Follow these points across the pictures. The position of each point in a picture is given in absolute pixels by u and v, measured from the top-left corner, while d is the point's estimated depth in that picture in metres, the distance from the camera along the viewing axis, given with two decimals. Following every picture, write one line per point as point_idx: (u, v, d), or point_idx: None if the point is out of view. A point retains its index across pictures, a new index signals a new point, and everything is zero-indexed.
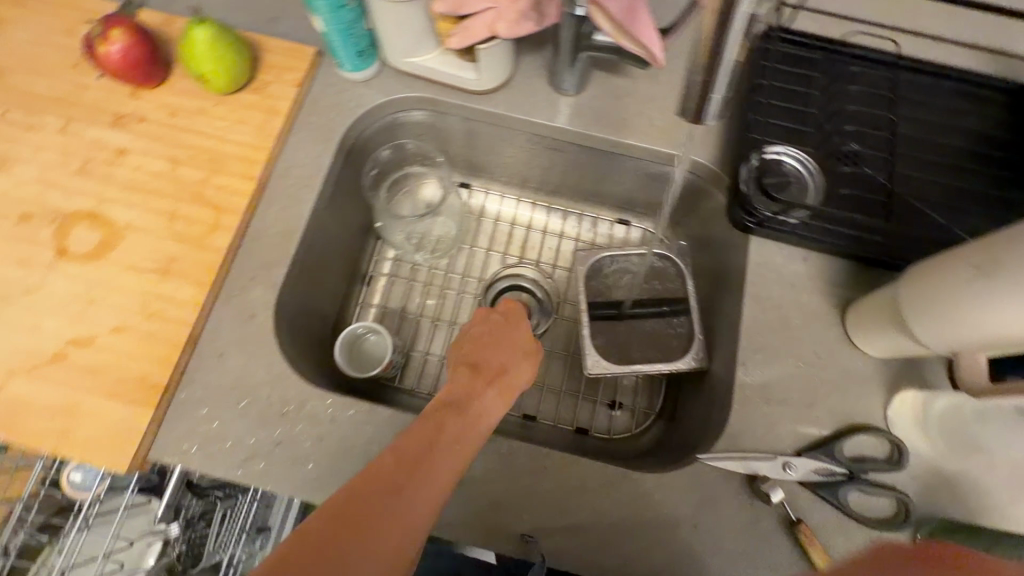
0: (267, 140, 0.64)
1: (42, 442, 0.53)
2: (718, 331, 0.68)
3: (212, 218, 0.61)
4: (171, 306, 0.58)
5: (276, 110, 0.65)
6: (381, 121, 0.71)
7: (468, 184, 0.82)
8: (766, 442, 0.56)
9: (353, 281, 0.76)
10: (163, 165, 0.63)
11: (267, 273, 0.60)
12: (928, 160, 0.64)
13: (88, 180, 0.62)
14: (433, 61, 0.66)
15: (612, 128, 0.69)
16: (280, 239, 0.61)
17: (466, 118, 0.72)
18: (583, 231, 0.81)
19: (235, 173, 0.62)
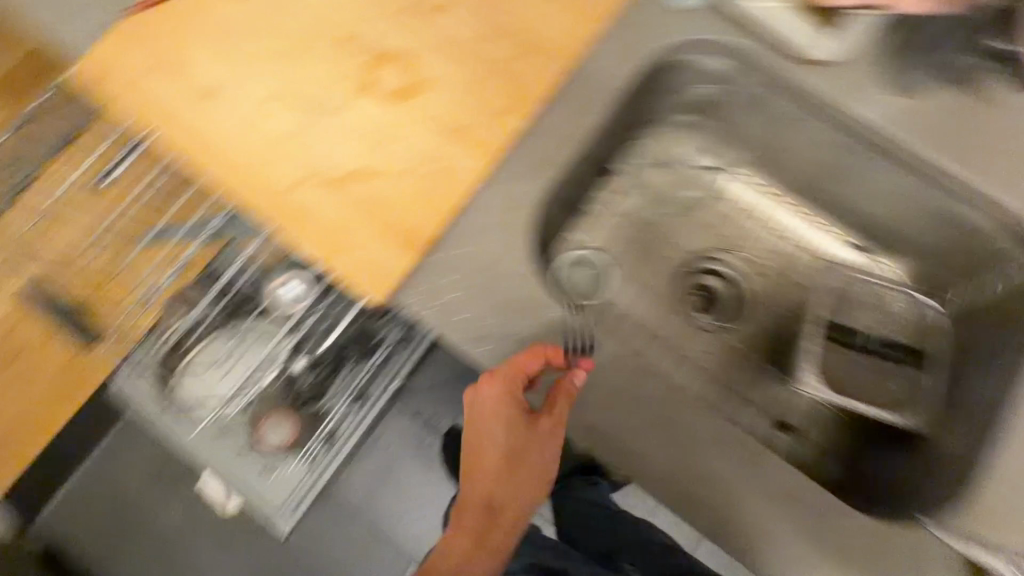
0: (569, 44, 0.68)
1: (323, 252, 0.61)
2: (965, 413, 0.63)
3: (517, 95, 0.66)
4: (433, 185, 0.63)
5: (572, 35, 0.68)
6: (690, 69, 0.71)
7: (722, 168, 0.81)
8: (986, 522, 0.55)
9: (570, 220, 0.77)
10: (479, 31, 0.68)
11: (530, 178, 0.64)
12: None
13: (416, 26, 0.68)
14: (790, 19, 0.66)
15: (942, 136, 0.64)
16: (548, 156, 0.65)
17: (792, 100, 0.69)
18: (807, 243, 0.80)
19: (528, 71, 0.67)
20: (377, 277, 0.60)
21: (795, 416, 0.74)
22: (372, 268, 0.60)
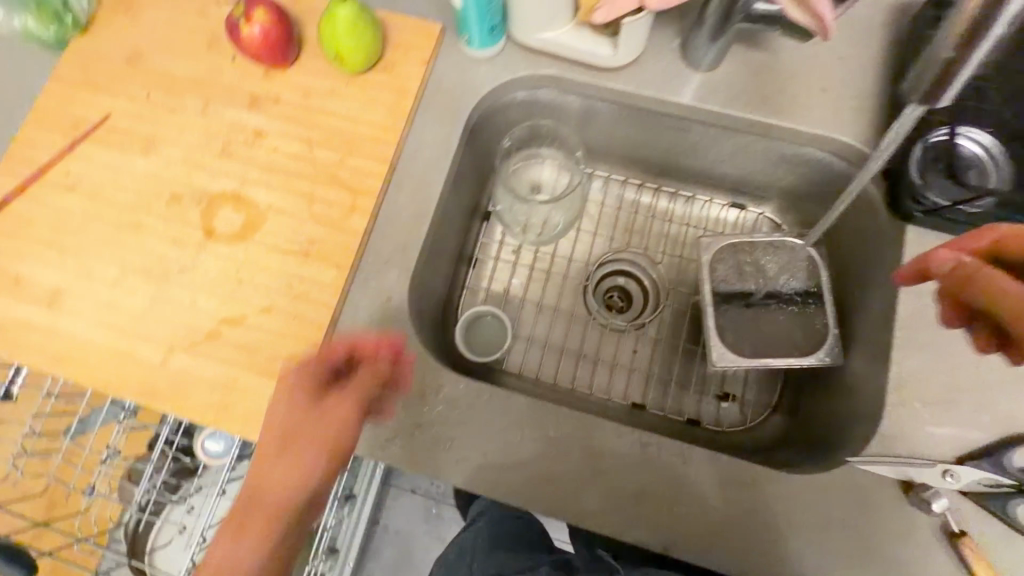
0: (398, 120, 0.68)
1: (202, 415, 0.60)
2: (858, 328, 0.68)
3: (349, 200, 0.66)
4: (324, 207, 0.66)
5: (406, 89, 0.69)
6: (501, 100, 0.72)
7: (587, 168, 0.82)
8: (918, 446, 0.58)
9: (460, 263, 0.79)
10: (299, 147, 0.68)
11: (401, 256, 0.65)
12: None
13: (233, 163, 0.68)
14: (565, 36, 0.66)
15: (766, 109, 0.66)
16: (412, 221, 0.65)
17: (613, 103, 0.71)
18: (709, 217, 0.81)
19: (369, 155, 0.67)
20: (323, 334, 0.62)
21: (727, 386, 0.78)
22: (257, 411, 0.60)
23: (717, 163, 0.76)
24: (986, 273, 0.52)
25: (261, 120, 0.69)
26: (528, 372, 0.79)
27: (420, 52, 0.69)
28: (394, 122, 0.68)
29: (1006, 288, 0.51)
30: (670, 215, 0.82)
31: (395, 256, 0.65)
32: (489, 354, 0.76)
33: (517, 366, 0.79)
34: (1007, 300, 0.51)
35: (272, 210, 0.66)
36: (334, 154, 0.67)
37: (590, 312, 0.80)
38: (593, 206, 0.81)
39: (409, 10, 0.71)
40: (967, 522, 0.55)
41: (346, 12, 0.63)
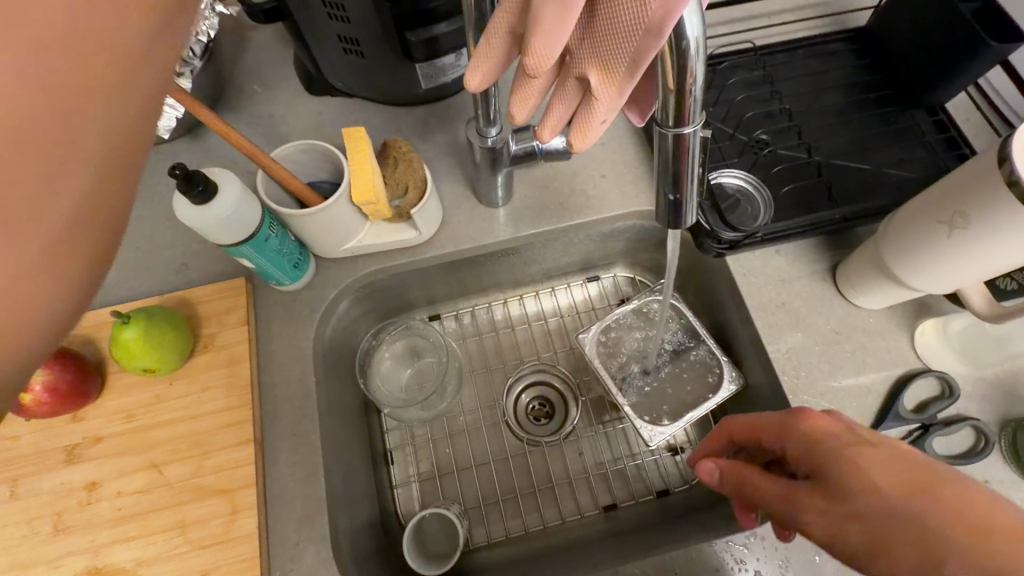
0: (244, 394, 0.59)
1: None
2: (738, 348, 0.70)
3: (228, 505, 0.54)
4: (222, 526, 0.54)
5: (238, 357, 0.60)
6: (316, 295, 0.65)
7: (438, 314, 0.85)
8: None
9: (377, 465, 0.75)
10: (146, 475, 0.56)
11: (311, 525, 0.56)
12: (825, 124, 0.68)
13: (70, 536, 0.53)
14: (368, 235, 0.64)
15: (556, 215, 0.70)
16: (306, 477, 0.57)
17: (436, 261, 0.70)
18: (565, 303, 0.86)
19: (228, 444, 0.57)
20: None
21: (672, 439, 0.77)
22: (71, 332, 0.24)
23: (553, 263, 0.82)
24: (784, 499, 0.41)
25: (94, 468, 0.56)
26: (500, 540, 0.74)
27: (234, 313, 0.62)
28: (242, 402, 0.59)
29: (789, 510, 0.41)
30: (544, 315, 0.86)
31: (302, 527, 0.56)
32: (446, 558, 0.65)
33: (485, 539, 0.74)
34: (846, 525, 0.37)
35: (143, 564, 0.52)
36: (186, 465, 0.56)
37: (520, 440, 0.79)
38: (467, 340, 0.84)
39: (172, 255, 0.66)
40: None
41: (136, 329, 0.55)
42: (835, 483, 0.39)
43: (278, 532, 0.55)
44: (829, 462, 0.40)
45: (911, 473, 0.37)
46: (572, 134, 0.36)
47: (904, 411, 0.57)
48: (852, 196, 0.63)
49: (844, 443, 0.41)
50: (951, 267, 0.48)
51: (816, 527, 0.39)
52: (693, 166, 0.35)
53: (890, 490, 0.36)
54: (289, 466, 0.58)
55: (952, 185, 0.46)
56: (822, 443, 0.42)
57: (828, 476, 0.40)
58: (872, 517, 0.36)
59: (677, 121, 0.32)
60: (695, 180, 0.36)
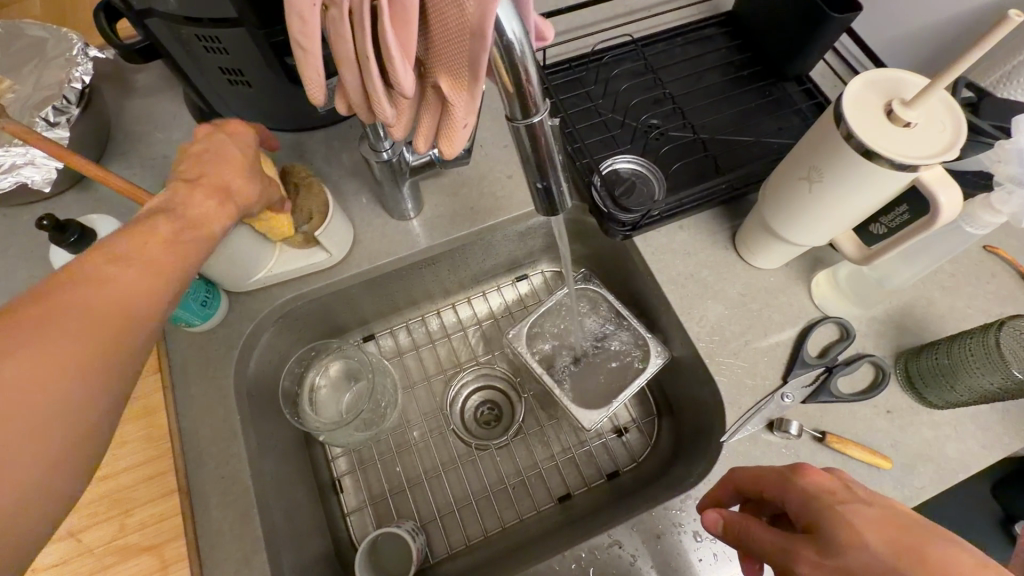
0: (164, 443, 0.56)
1: None
2: (660, 324, 0.73)
3: (156, 560, 0.52)
4: None
5: (153, 406, 0.58)
6: (233, 331, 0.64)
7: (372, 334, 0.84)
8: (758, 386, 0.62)
9: (325, 495, 0.74)
10: (63, 546, 0.52)
11: (250, 566, 0.54)
12: (707, 103, 0.72)
13: None
14: (278, 263, 0.63)
15: (470, 221, 0.72)
16: (240, 519, 0.56)
17: (356, 280, 0.70)
18: (497, 305, 0.87)
19: (150, 499, 0.54)
20: None
21: (616, 420, 0.80)
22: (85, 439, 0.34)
23: (478, 267, 0.83)
24: (784, 553, 0.41)
25: None
26: (460, 548, 0.73)
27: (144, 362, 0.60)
28: (162, 451, 0.56)
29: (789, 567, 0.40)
30: (479, 319, 0.86)
31: (241, 568, 0.54)
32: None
33: (446, 550, 0.73)
34: None
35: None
36: (106, 528, 0.53)
37: (469, 446, 0.79)
38: (405, 356, 0.84)
39: None
40: (825, 422, 0.59)
41: None
42: (836, 541, 0.39)
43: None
44: (828, 519, 0.40)
45: (900, 538, 0.38)
46: (442, 143, 0.36)
47: (807, 358, 0.61)
48: (737, 166, 0.67)
49: (835, 500, 0.41)
50: (820, 219, 0.52)
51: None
52: (552, 152, 0.37)
53: (882, 550, 0.37)
54: (222, 510, 0.56)
55: (805, 146, 0.50)
56: (819, 498, 0.42)
57: (827, 533, 0.39)
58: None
59: (524, 112, 0.33)
60: (558, 165, 0.38)
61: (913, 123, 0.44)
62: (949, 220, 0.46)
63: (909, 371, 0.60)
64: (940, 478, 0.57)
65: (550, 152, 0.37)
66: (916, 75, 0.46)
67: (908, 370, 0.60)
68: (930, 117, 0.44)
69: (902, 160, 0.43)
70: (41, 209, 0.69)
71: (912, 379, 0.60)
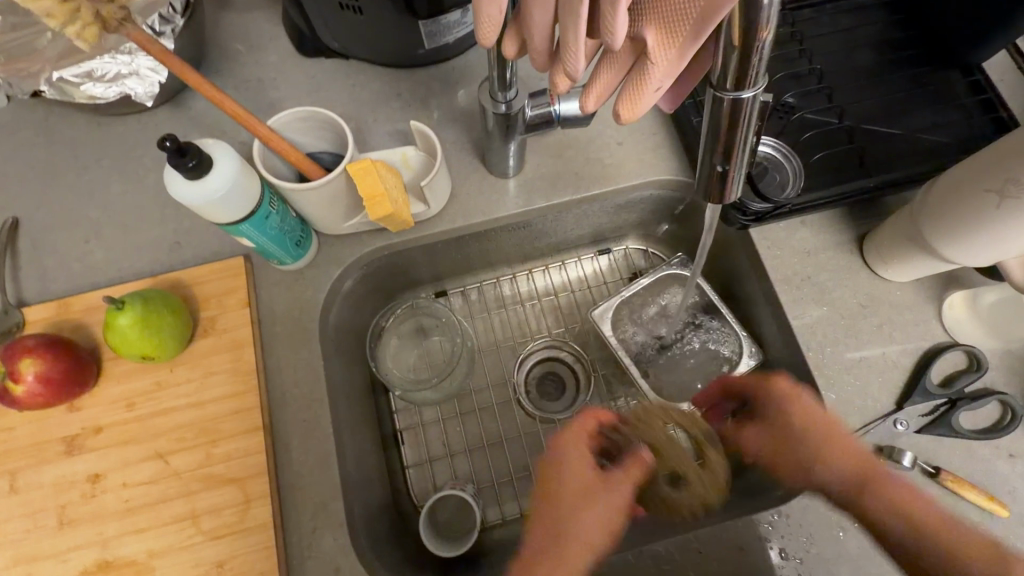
0: (250, 379, 0.56)
1: None
2: (757, 323, 0.68)
3: (239, 493, 0.52)
4: (234, 515, 0.52)
5: (241, 341, 0.57)
6: (320, 274, 0.62)
7: (445, 291, 0.82)
8: (867, 406, 0.57)
9: (388, 445, 0.74)
10: (153, 466, 0.53)
11: (326, 514, 0.54)
12: (856, 85, 0.64)
13: (81, 528, 0.52)
14: None
15: (569, 186, 0.67)
16: (318, 465, 0.55)
17: (447, 238, 0.67)
18: (576, 278, 0.83)
19: (235, 432, 0.54)
20: None
21: None
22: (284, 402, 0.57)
23: (563, 236, 0.79)
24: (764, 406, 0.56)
25: (97, 459, 0.54)
26: (514, 517, 0.73)
27: (236, 294, 0.59)
28: (248, 387, 0.56)
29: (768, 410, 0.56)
30: (554, 291, 0.83)
31: (318, 513, 0.53)
32: (463, 539, 0.64)
33: (501, 516, 0.73)
34: (788, 428, 0.55)
35: (155, 557, 0.51)
36: (192, 455, 0.54)
37: (532, 417, 0.78)
38: (475, 318, 0.82)
39: (174, 237, 0.63)
40: (937, 456, 0.55)
41: (134, 317, 0.51)
42: (794, 399, 0.55)
43: (295, 521, 0.53)
44: (786, 390, 0.56)
45: (861, 457, 0.52)
46: (620, 105, 0.31)
47: (930, 385, 0.56)
48: (883, 164, 0.60)
49: (859, 475, 0.52)
50: (999, 238, 0.46)
51: (785, 415, 0.55)
52: (747, 131, 0.32)
53: (847, 479, 0.52)
54: (301, 452, 0.56)
55: (1000, 155, 0.43)
56: (796, 417, 0.55)
57: (790, 394, 0.55)
58: (803, 407, 0.54)
59: (737, 84, 0.29)
60: (747, 147, 0.33)
61: None
62: None
63: None
64: None
65: (743, 134, 0.32)
66: None
67: None
68: None
69: None
70: (136, 122, 0.67)
71: None
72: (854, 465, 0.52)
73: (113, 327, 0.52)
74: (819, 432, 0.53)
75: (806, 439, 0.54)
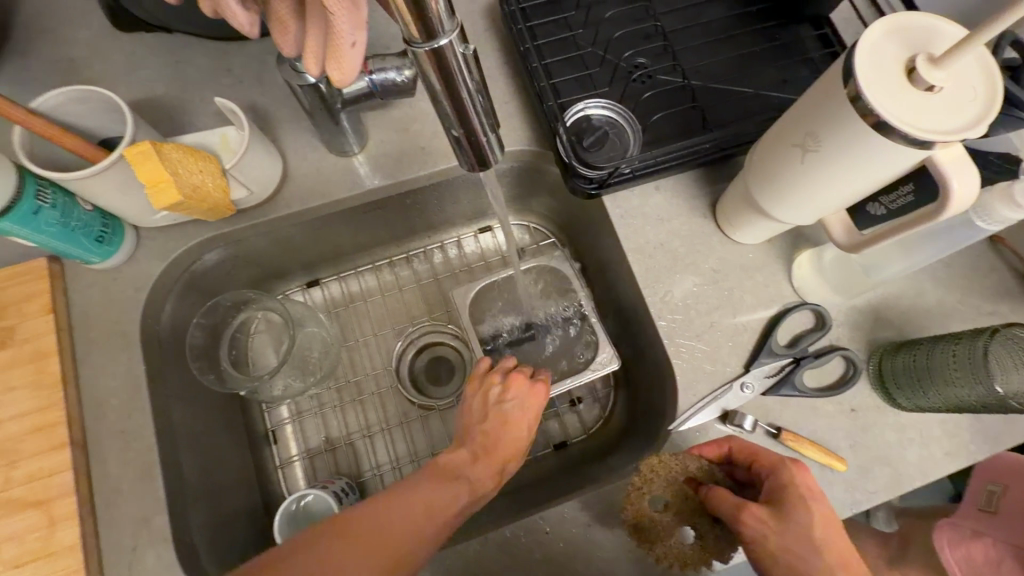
0: (55, 392, 0.51)
1: None
2: (622, 293, 0.67)
3: (43, 517, 0.48)
4: (38, 540, 0.48)
5: (44, 350, 0.52)
6: (142, 270, 0.57)
7: (315, 280, 0.77)
8: (716, 371, 0.57)
9: (258, 446, 0.70)
10: None
11: (149, 530, 0.50)
12: (705, 43, 0.62)
13: None
14: None
15: (418, 162, 0.63)
16: (139, 483, 0.51)
17: (297, 222, 0.63)
18: (455, 257, 0.80)
19: (38, 451, 0.50)
20: None
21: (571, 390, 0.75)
22: (97, 417, 0.53)
23: (435, 214, 0.75)
24: (735, 513, 0.44)
25: None
26: None
27: (36, 299, 0.53)
28: (52, 400, 0.51)
29: (737, 518, 0.44)
30: (435, 272, 0.79)
31: (139, 531, 0.50)
32: None
33: None
34: (778, 524, 0.43)
35: None
36: None
37: (413, 406, 0.74)
38: (352, 306, 0.77)
39: None
40: (780, 416, 0.55)
41: None
42: (790, 512, 0.43)
43: (113, 541, 0.50)
44: (794, 501, 0.44)
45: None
46: (330, 66, 0.29)
47: (774, 346, 0.56)
48: (728, 122, 0.58)
49: (788, 564, 0.42)
50: (812, 194, 0.44)
51: (765, 539, 0.43)
52: (471, 92, 0.29)
53: None
54: (121, 467, 0.52)
55: (802, 109, 0.41)
56: (799, 500, 0.44)
57: (789, 506, 0.44)
58: (790, 532, 0.43)
59: (428, 35, 0.25)
60: (479, 109, 0.30)
61: (937, 87, 0.35)
62: (958, 211, 0.38)
63: (883, 370, 0.55)
64: (895, 482, 0.54)
65: (465, 95, 0.29)
66: (952, 25, 0.37)
67: (881, 369, 0.55)
68: (962, 82, 0.35)
69: (918, 136, 0.35)
70: None
71: (885, 381, 0.54)
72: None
73: None
74: (813, 565, 0.42)
75: (761, 567, 0.43)
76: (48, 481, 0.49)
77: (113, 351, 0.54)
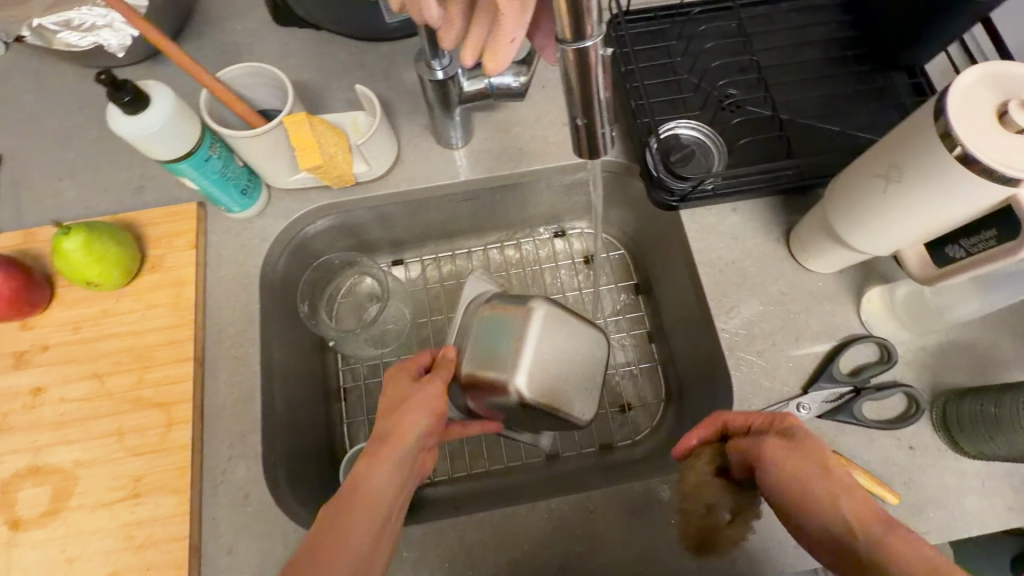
0: (187, 314, 0.60)
1: None
2: (686, 306, 0.69)
3: (163, 417, 0.56)
4: (157, 435, 0.56)
5: (184, 279, 0.61)
6: (268, 224, 0.66)
7: (401, 260, 0.83)
8: (773, 389, 0.59)
9: (329, 401, 0.74)
10: (88, 385, 0.58)
11: (243, 445, 0.57)
12: (797, 81, 0.65)
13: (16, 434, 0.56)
14: None
15: (513, 161, 0.69)
16: (241, 402, 0.59)
17: (400, 200, 0.71)
18: (528, 254, 0.83)
19: (168, 360, 0.58)
20: (189, 520, 0.54)
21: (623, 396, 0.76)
22: (215, 342, 0.61)
23: (517, 213, 0.81)
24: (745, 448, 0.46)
25: (41, 374, 0.58)
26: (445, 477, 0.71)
27: (184, 236, 0.63)
28: (184, 321, 0.60)
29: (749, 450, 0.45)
30: (506, 267, 0.83)
31: (235, 444, 0.57)
32: None
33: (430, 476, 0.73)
34: (787, 452, 0.44)
35: (81, 466, 0.55)
36: (126, 378, 0.58)
37: None
38: (429, 286, 0.82)
39: (136, 182, 0.67)
40: (834, 441, 0.56)
41: (80, 240, 0.55)
42: (794, 439, 0.45)
43: (212, 449, 0.57)
44: (798, 434, 0.45)
45: (800, 496, 0.42)
46: (486, 56, 0.35)
47: (835, 372, 0.57)
48: (812, 156, 0.61)
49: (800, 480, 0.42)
50: (896, 223, 0.46)
51: (775, 463, 0.44)
52: (598, 86, 0.35)
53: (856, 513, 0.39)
54: (227, 386, 0.59)
55: (891, 140, 0.44)
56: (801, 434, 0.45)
57: (793, 437, 0.45)
58: (797, 455, 0.43)
59: (577, 35, 0.31)
60: (603, 102, 0.36)
61: None
62: None
63: (948, 412, 0.54)
64: (948, 526, 0.53)
65: (594, 89, 0.34)
66: None
67: (947, 411, 0.55)
68: None
69: (1004, 172, 0.37)
70: None
71: (949, 422, 0.54)
72: (864, 526, 0.39)
73: (62, 251, 0.55)
74: (822, 484, 0.41)
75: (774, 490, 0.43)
76: (172, 387, 0.57)
77: (236, 288, 0.63)
